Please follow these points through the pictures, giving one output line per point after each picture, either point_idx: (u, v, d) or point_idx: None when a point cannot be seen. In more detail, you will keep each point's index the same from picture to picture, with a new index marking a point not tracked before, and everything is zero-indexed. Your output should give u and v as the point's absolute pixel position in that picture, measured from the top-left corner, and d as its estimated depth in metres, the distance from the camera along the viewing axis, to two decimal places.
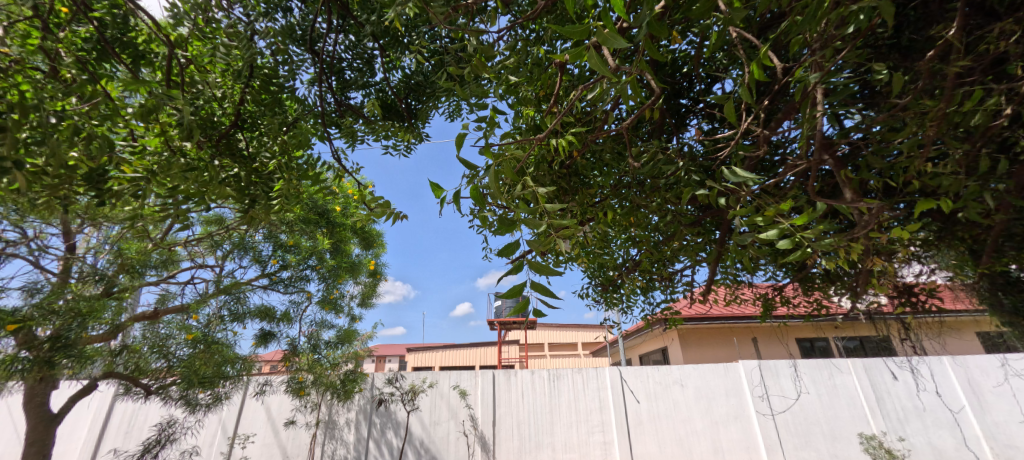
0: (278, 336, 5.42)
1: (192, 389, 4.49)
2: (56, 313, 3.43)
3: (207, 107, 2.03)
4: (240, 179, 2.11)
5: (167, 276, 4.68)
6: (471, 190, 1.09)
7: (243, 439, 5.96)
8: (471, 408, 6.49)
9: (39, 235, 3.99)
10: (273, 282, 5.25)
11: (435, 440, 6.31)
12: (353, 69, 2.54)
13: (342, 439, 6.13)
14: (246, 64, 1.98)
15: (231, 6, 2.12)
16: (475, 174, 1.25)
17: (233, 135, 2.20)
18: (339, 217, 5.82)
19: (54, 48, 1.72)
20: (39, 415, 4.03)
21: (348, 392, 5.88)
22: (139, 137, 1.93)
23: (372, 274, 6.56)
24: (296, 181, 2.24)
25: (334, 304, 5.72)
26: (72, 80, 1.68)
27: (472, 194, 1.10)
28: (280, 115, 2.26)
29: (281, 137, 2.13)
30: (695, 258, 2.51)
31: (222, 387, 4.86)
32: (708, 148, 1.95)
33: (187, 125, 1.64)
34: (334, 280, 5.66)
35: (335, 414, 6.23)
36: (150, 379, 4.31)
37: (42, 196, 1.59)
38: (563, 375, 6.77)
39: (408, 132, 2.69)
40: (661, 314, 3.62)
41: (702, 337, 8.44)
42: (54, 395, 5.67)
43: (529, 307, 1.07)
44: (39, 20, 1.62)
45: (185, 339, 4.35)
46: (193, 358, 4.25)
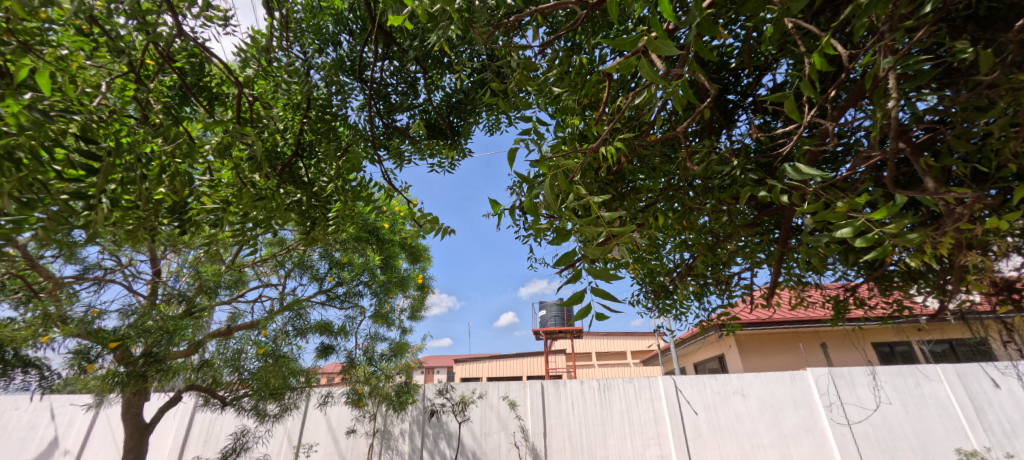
0: (337, 350, 5.71)
1: (262, 401, 4.84)
2: (148, 332, 3.82)
3: (271, 139, 2.21)
4: (301, 204, 2.30)
5: (238, 295, 5.08)
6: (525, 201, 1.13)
7: (307, 448, 6.28)
8: (521, 420, 6.46)
9: (131, 262, 4.48)
10: (331, 297, 5.60)
11: (486, 451, 6.34)
12: (398, 93, 2.68)
13: (397, 449, 6.32)
14: (304, 97, 2.17)
15: (290, 45, 2.31)
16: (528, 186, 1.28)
17: (294, 165, 2.35)
18: (388, 233, 6.04)
19: (145, 97, 1.94)
20: (135, 425, 4.48)
21: (402, 403, 6.09)
22: (215, 173, 2.13)
23: (421, 287, 6.82)
24: (350, 203, 2.39)
25: (386, 318, 5.99)
26: (158, 123, 1.89)
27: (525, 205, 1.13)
28: (336, 142, 2.44)
29: (336, 162, 2.30)
30: (755, 259, 2.37)
31: (288, 398, 5.19)
32: (765, 144, 1.85)
33: (256, 155, 1.81)
34: (385, 295, 5.91)
35: (391, 425, 6.44)
36: (226, 391, 4.72)
37: (133, 229, 1.79)
38: (614, 385, 6.60)
39: (452, 149, 2.83)
40: (718, 319, 3.44)
41: (763, 343, 7.92)
42: (145, 407, 6.31)
43: (591, 310, 1.07)
44: (133, 73, 1.84)
45: (256, 353, 4.74)
46: (263, 370, 4.60)
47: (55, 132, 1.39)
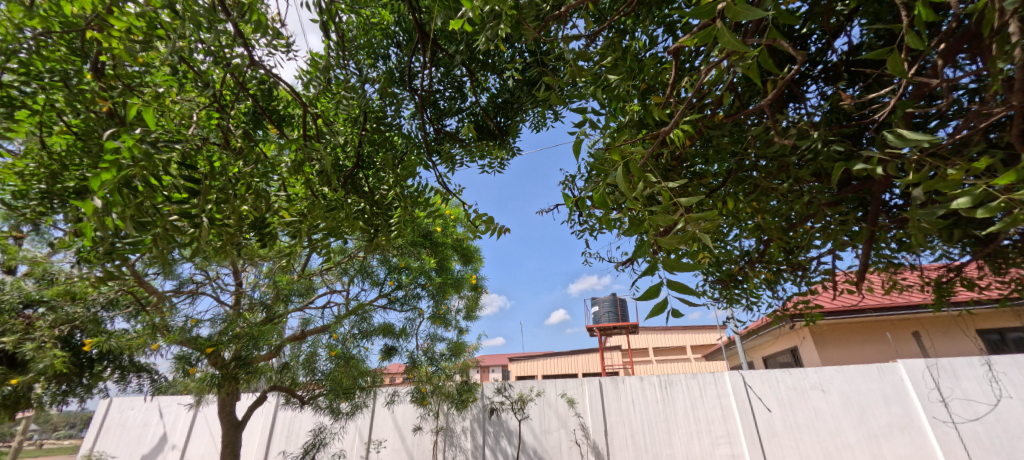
0: (400, 351, 5.97)
1: (336, 400, 5.16)
2: (236, 338, 4.21)
3: (334, 153, 2.34)
4: (365, 212, 2.43)
5: (308, 302, 5.46)
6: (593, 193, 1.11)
7: (377, 444, 6.64)
8: (581, 417, 6.40)
9: (217, 275, 4.95)
10: (391, 300, 5.86)
11: (548, 449, 6.34)
12: (446, 98, 2.74)
13: (460, 446, 6.50)
14: (362, 110, 2.28)
15: (346, 62, 2.44)
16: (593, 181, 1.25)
17: (355, 175, 2.48)
18: (441, 236, 6.21)
19: (226, 124, 2.14)
20: (229, 422, 4.96)
21: (464, 401, 6.25)
22: (288, 189, 2.30)
23: (474, 288, 6.96)
24: (409, 208, 2.48)
25: (443, 319, 6.17)
26: (238, 146, 2.07)
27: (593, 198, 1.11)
28: (392, 151, 2.54)
29: (395, 170, 2.40)
30: (838, 241, 2.18)
31: (359, 397, 5.50)
32: (848, 114, 1.69)
33: (325, 168, 1.93)
34: (442, 297, 6.09)
35: (452, 422, 6.63)
36: (304, 391, 5.09)
37: (224, 243, 1.97)
38: (676, 381, 6.35)
39: (501, 148, 2.86)
40: (794, 309, 3.20)
41: (844, 334, 7.25)
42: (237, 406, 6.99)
43: (666, 306, 1.03)
44: (216, 103, 2.04)
45: (328, 355, 5.07)
46: (336, 371, 4.91)
47: (160, 162, 1.58)
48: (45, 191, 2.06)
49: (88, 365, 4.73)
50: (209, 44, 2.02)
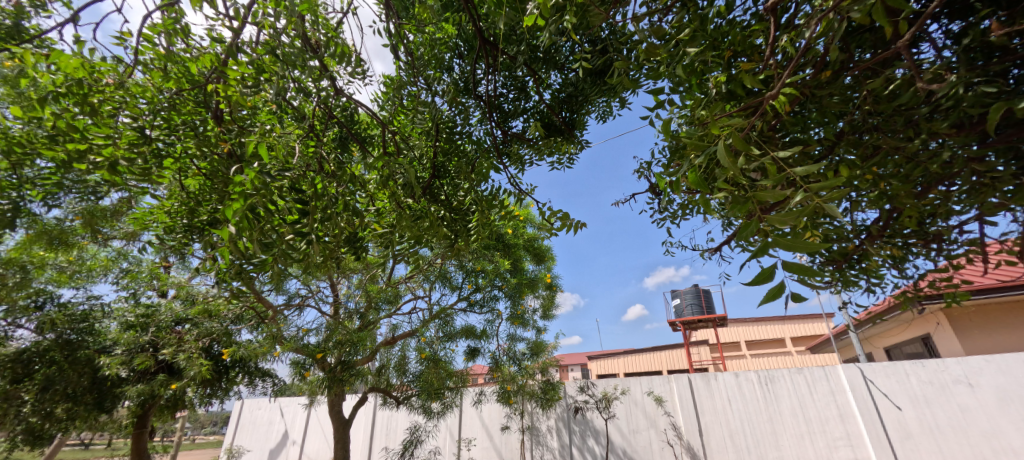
0: (483, 352, 6.15)
1: (428, 399, 5.47)
2: (338, 343, 4.65)
3: (413, 166, 2.49)
4: (446, 219, 2.54)
5: (396, 309, 5.85)
6: (689, 175, 1.06)
7: (468, 442, 6.94)
8: (671, 416, 6.08)
9: (318, 288, 5.51)
10: (471, 303, 6.07)
11: (638, 449, 6.11)
12: (510, 100, 2.78)
13: (547, 445, 6.53)
14: (435, 122, 2.40)
15: (416, 79, 2.59)
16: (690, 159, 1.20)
17: (434, 185, 2.61)
18: (512, 238, 6.30)
19: (320, 150, 2.37)
20: (339, 420, 5.50)
21: (549, 400, 6.28)
22: (376, 204, 2.49)
23: (549, 287, 6.96)
24: (485, 213, 2.54)
25: (522, 319, 6.26)
26: (332, 168, 2.28)
27: (691, 179, 1.06)
28: (464, 158, 2.63)
29: (470, 176, 2.48)
30: (986, 205, 1.83)
31: (448, 397, 5.78)
32: (992, 51, 1.41)
33: (408, 180, 2.06)
34: (518, 297, 6.19)
35: (537, 421, 6.69)
36: (398, 391, 5.54)
37: (328, 257, 2.19)
38: (777, 377, 5.79)
39: (569, 143, 2.83)
40: (927, 289, 2.76)
41: (994, 317, 6.09)
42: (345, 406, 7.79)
43: (783, 291, 0.97)
44: (311, 132, 2.27)
45: (418, 357, 5.39)
46: (426, 373, 5.20)
47: (275, 188, 1.82)
48: (188, 224, 2.46)
49: (225, 372, 5.54)
50: (303, 80, 2.27)
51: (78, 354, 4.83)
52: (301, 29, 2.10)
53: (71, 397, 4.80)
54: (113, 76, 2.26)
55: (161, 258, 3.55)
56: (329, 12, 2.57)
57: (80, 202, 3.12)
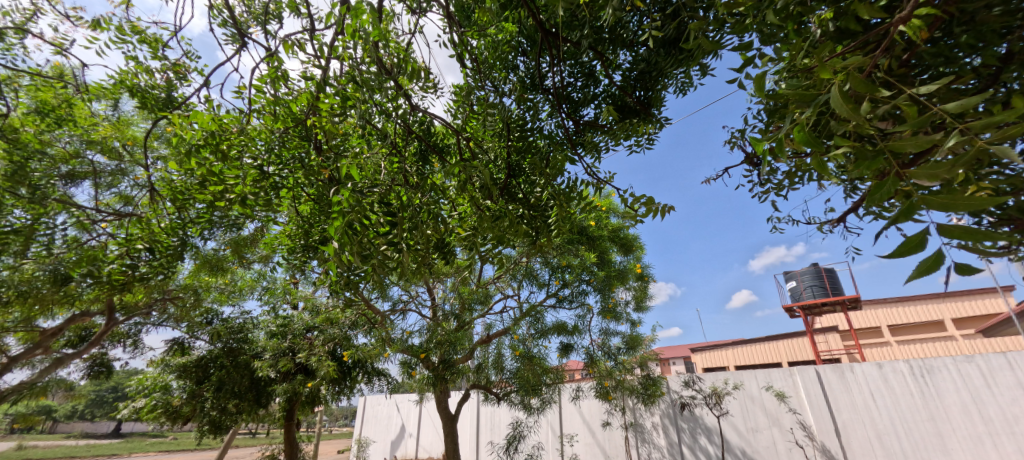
0: (576, 347, 6.09)
1: (527, 396, 5.62)
2: (439, 344, 4.98)
3: (489, 168, 2.55)
4: (526, 217, 2.53)
5: (489, 308, 6.07)
6: (798, 133, 0.90)
7: (570, 438, 7.30)
8: (798, 414, 5.86)
9: (417, 293, 5.94)
10: (560, 299, 6.05)
11: (758, 449, 5.96)
12: (579, 88, 2.69)
13: (653, 442, 6.61)
14: (505, 122, 2.42)
15: (484, 83, 2.64)
16: (800, 110, 1.03)
17: (511, 185, 2.63)
18: (596, 230, 6.13)
19: (404, 165, 2.55)
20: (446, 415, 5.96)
21: (651, 396, 6.04)
22: (459, 210, 2.61)
23: (641, 278, 6.66)
24: (564, 207, 2.49)
25: (614, 313, 6.07)
26: (416, 181, 2.44)
27: (799, 138, 0.90)
28: (538, 154, 2.62)
29: (545, 171, 2.45)
30: None
31: (546, 394, 5.86)
32: None
33: (485, 183, 2.11)
34: (608, 290, 6.00)
35: (641, 418, 6.83)
36: (498, 388, 5.83)
37: (420, 264, 2.35)
38: (933, 369, 5.37)
39: (647, 123, 2.64)
40: None
41: None
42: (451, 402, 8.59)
43: (941, 263, 0.78)
44: (393, 149, 2.45)
45: (513, 355, 5.54)
46: (522, 370, 5.33)
47: (366, 204, 2.01)
48: (306, 244, 2.82)
49: (349, 372, 6.34)
50: (383, 102, 2.45)
51: (240, 359, 5.86)
52: (375, 57, 2.28)
53: (238, 394, 5.83)
54: (238, 125, 2.67)
55: (290, 275, 4.13)
56: (399, 35, 2.74)
57: (229, 233, 3.77)
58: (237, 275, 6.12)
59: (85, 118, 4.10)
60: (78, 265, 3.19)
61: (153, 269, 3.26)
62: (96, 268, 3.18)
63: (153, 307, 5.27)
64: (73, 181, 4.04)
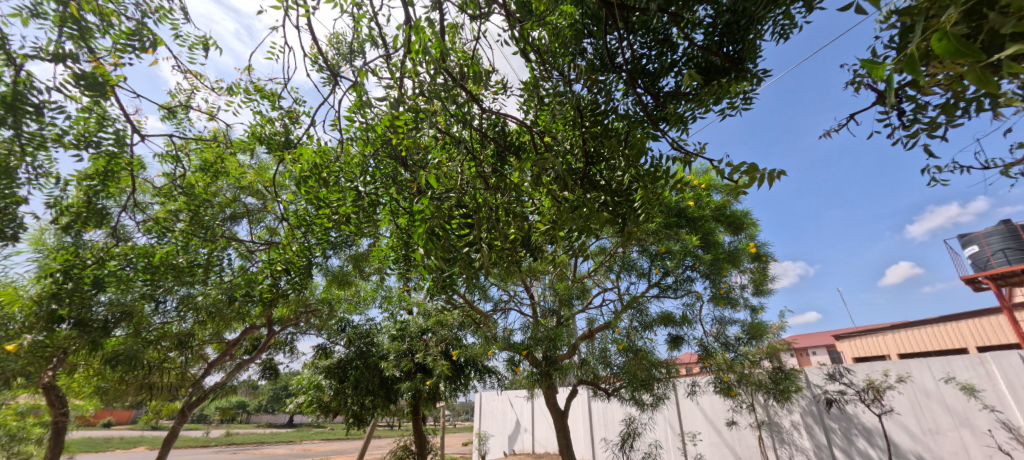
0: (687, 339, 5.65)
1: (638, 391, 5.38)
2: (540, 341, 5.03)
3: (564, 159, 2.47)
4: (610, 204, 2.36)
5: (588, 303, 5.94)
6: (943, 44, 0.67)
7: (693, 437, 7.08)
8: (996, 412, 4.80)
9: (515, 292, 6.07)
10: (663, 289, 5.67)
11: (940, 454, 5.04)
12: (654, 58, 2.45)
13: (796, 444, 5.99)
14: (576, 109, 2.32)
15: (551, 73, 2.56)
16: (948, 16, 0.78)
17: (590, 173, 2.50)
18: (697, 210, 5.61)
19: (482, 168, 2.60)
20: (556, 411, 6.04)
21: (784, 391, 5.32)
22: (540, 205, 2.57)
23: (757, 258, 5.92)
24: (651, 186, 2.26)
25: (728, 299, 5.49)
26: (494, 182, 2.47)
27: (946, 49, 0.68)
28: (616, 136, 2.44)
29: (624, 153, 2.26)
30: None
31: (659, 389, 5.54)
32: None
33: (560, 174, 2.05)
34: (718, 275, 5.44)
35: (778, 417, 6.24)
36: (607, 384, 5.69)
37: (506, 263, 2.37)
38: None
39: (741, 81, 2.29)
40: None
41: None
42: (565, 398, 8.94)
43: None
44: (469, 154, 2.51)
45: (618, 349, 5.34)
46: (629, 365, 5.11)
47: (446, 210, 2.11)
48: (406, 252, 3.03)
49: (462, 370, 6.75)
50: (455, 111, 2.52)
51: (370, 361, 6.61)
52: (442, 68, 2.36)
53: (372, 392, 6.59)
54: (340, 153, 2.99)
55: (401, 283, 4.49)
56: (465, 43, 2.81)
57: (348, 250, 4.27)
58: (361, 287, 6.87)
59: (236, 168, 5.00)
60: (242, 286, 3.87)
61: (293, 286, 3.82)
62: (254, 287, 3.83)
63: (300, 319, 6.22)
64: (234, 220, 4.93)
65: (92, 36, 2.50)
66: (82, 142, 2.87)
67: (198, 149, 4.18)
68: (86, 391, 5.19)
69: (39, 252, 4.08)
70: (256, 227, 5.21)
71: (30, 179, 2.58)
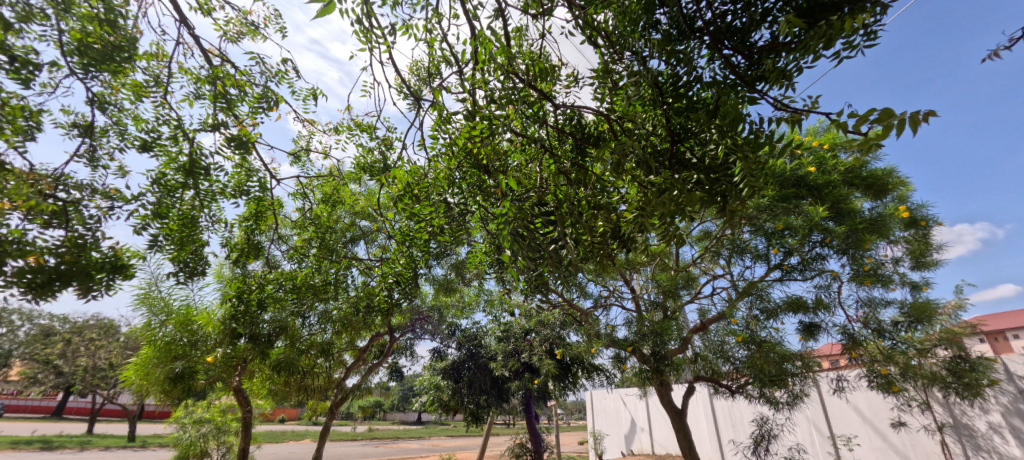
0: (825, 327, 4.88)
1: (769, 388, 4.82)
2: (647, 335, 4.80)
3: (648, 141, 2.31)
4: (703, 183, 2.06)
5: (697, 293, 5.51)
6: None
7: (848, 440, 6.39)
8: None
9: (615, 287, 5.89)
10: (787, 271, 4.99)
11: None
12: (741, 12, 2.14)
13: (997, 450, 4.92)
14: (654, 86, 2.15)
15: (624, 55, 2.43)
16: None
17: (678, 152, 2.28)
18: (821, 177, 4.84)
19: (561, 164, 2.56)
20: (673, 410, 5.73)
21: (971, 386, 4.28)
22: (626, 194, 2.44)
23: (912, 225, 4.88)
24: (753, 156, 1.95)
25: (875, 277, 4.62)
26: (575, 177, 2.41)
27: None
28: (704, 108, 2.16)
29: (714, 123, 1.97)
30: None
31: (795, 385, 4.87)
32: None
33: (642, 158, 1.92)
34: (859, 249, 4.61)
35: (967, 418, 5.20)
36: (729, 380, 5.19)
37: (597, 258, 2.29)
38: None
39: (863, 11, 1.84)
40: None
41: None
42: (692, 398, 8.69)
43: None
44: (547, 151, 2.50)
45: (737, 342, 4.84)
46: (753, 358, 4.61)
47: (528, 210, 2.14)
48: (499, 256, 3.13)
49: (569, 368, 6.75)
50: (529, 112, 2.54)
51: (481, 361, 6.98)
52: (511, 72, 2.40)
53: (486, 391, 6.94)
54: (429, 170, 3.22)
55: (500, 286, 4.65)
56: (533, 44, 2.82)
57: (451, 259, 4.57)
58: (465, 293, 7.26)
59: (351, 196, 5.70)
60: (365, 299, 4.38)
61: (406, 295, 4.21)
62: (375, 300, 4.30)
63: (416, 325, 6.82)
64: (353, 241, 5.59)
65: (235, 105, 3.06)
66: (238, 191, 3.53)
67: (320, 184, 4.85)
68: (263, 393, 6.35)
69: (220, 282, 5.09)
70: (372, 246, 5.83)
71: (207, 226, 3.25)
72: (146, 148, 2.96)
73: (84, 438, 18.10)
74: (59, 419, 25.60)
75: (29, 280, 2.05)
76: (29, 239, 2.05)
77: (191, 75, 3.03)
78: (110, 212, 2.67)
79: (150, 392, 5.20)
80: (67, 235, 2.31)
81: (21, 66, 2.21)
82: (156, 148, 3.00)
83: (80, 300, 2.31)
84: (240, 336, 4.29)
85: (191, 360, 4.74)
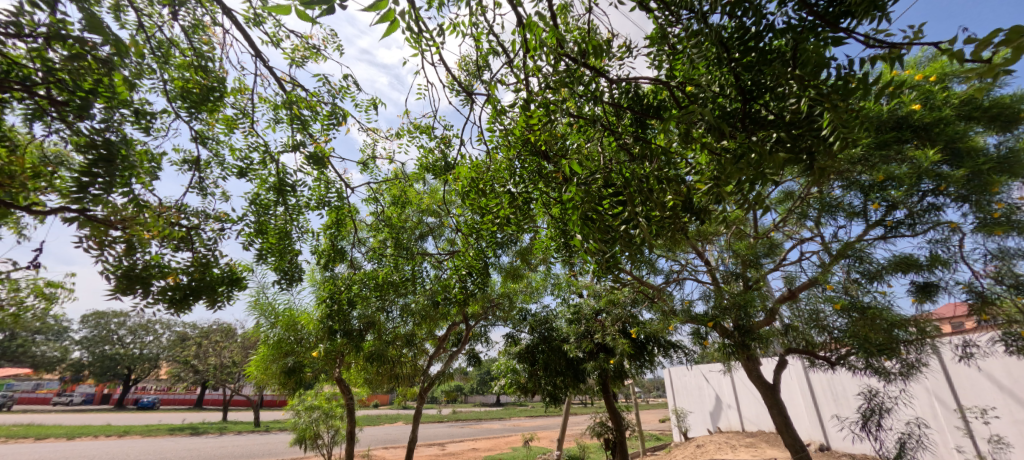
0: (945, 287, 4.27)
1: (877, 358, 4.36)
2: (727, 309, 4.57)
3: (717, 104, 2.13)
4: (785, 141, 1.87)
5: (782, 260, 5.09)
6: None
7: (981, 413, 5.69)
8: None
9: (687, 261, 5.64)
10: (892, 227, 4.42)
11: None
12: None
13: None
14: (719, 43, 1.97)
15: (682, 15, 2.25)
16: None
17: (751, 111, 2.08)
18: (928, 115, 4.18)
19: (622, 140, 2.46)
20: (764, 385, 5.43)
21: None
22: (696, 163, 2.30)
23: None
24: (844, 104, 1.71)
25: (1008, 225, 3.93)
26: (639, 152, 2.31)
27: None
28: (780, 58, 1.93)
29: (791, 76, 1.77)
30: None
31: (909, 354, 4.36)
32: None
33: (713, 123, 1.79)
34: (985, 194, 3.94)
35: None
36: (827, 351, 4.79)
37: (671, 235, 2.19)
38: None
39: None
40: None
41: None
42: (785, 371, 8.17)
43: None
44: (607, 129, 2.41)
45: (835, 310, 4.42)
46: (855, 326, 4.19)
47: (595, 192, 2.09)
48: (566, 240, 3.12)
49: (646, 346, 6.62)
50: (584, 91, 2.48)
51: (554, 344, 7.06)
52: (561, 54, 2.35)
53: (562, 372, 7.03)
54: (489, 163, 3.28)
55: (568, 269, 4.65)
56: (581, 18, 2.71)
57: (515, 246, 4.64)
58: (532, 278, 7.38)
59: (416, 197, 5.97)
60: (440, 292, 4.61)
61: (478, 285, 4.34)
62: (450, 292, 4.49)
63: (489, 312, 7.06)
64: (423, 238, 5.89)
65: (309, 125, 3.35)
66: (319, 203, 3.87)
67: (388, 188, 5.16)
68: (360, 381, 7.01)
69: (314, 285, 5.67)
70: (441, 240, 6.11)
71: (298, 237, 3.61)
72: (243, 174, 3.35)
73: (221, 425, 21.18)
74: (199, 410, 30.20)
75: (170, 296, 2.45)
76: (167, 263, 2.43)
77: (270, 103, 3.35)
78: (223, 233, 3.08)
79: (270, 384, 5.97)
80: (194, 256, 2.69)
81: (143, 117, 2.60)
82: (250, 173, 3.38)
83: (209, 310, 2.70)
84: (336, 332, 5.22)
85: (300, 355, 5.55)
